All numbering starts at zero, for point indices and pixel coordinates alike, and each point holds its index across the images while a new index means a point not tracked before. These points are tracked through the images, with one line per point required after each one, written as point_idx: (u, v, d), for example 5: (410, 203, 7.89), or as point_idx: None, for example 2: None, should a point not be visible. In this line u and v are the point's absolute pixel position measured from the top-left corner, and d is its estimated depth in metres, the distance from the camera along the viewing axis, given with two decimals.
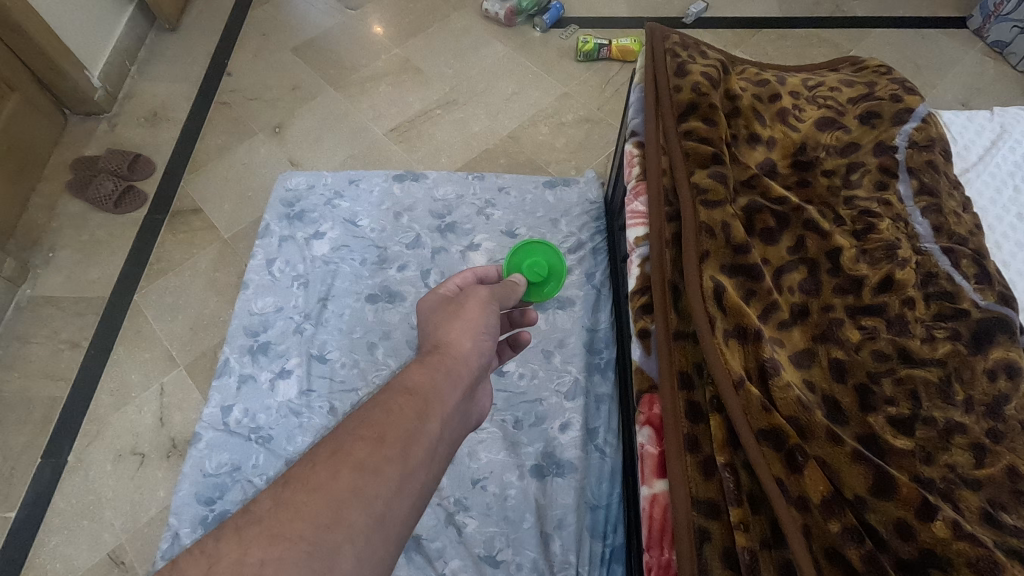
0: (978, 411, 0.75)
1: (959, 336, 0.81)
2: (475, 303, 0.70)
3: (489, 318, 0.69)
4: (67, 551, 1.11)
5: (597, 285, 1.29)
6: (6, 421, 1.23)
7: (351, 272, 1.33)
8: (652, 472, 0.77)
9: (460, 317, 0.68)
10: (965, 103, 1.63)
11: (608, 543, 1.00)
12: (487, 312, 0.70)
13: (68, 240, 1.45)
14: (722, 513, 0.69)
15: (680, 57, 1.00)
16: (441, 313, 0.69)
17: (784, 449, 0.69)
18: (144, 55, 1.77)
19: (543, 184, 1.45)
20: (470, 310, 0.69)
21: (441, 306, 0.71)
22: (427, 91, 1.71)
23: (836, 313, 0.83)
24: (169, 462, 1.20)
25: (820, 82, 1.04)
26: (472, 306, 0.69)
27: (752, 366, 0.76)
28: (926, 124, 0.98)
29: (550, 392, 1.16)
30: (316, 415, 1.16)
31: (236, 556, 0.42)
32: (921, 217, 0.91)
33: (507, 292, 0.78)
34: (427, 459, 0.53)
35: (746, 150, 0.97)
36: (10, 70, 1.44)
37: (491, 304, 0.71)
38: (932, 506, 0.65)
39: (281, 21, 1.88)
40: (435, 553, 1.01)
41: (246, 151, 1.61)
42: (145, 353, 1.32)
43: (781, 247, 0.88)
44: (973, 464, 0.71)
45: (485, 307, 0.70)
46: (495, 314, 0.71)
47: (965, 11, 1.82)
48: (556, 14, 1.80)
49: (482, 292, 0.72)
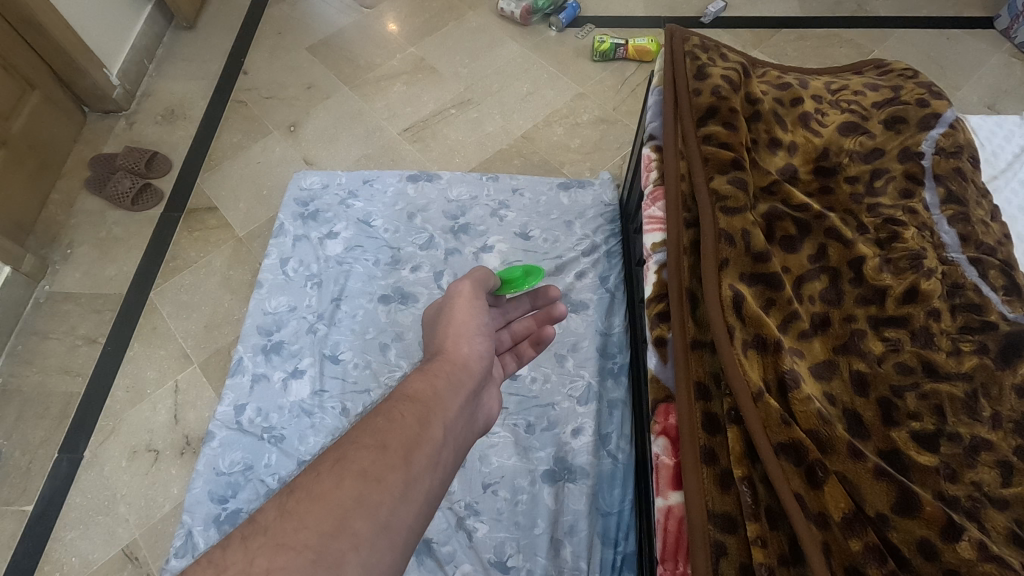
0: (1006, 428, 0.73)
1: (986, 350, 0.79)
2: (463, 304, 0.70)
3: (480, 318, 0.70)
4: (82, 545, 1.12)
5: (611, 288, 1.27)
6: (26, 416, 1.25)
7: (364, 272, 1.33)
8: (667, 483, 0.75)
9: (453, 321, 0.69)
10: (990, 105, 1.59)
11: (619, 550, 1.00)
12: (476, 310, 0.70)
13: (86, 236, 1.46)
14: (739, 529, 0.67)
15: (699, 60, 0.99)
16: (435, 324, 0.70)
17: (804, 465, 0.68)
18: (162, 53, 1.78)
19: (557, 186, 1.44)
20: (461, 312, 0.69)
21: (435, 316, 0.72)
22: (442, 91, 1.71)
23: (858, 323, 0.81)
24: (183, 460, 1.21)
25: (843, 87, 1.02)
26: (462, 310, 0.70)
27: (771, 378, 0.74)
28: (954, 129, 0.95)
29: (562, 396, 1.15)
30: (328, 416, 1.16)
31: (242, 566, 0.42)
32: (947, 226, 0.90)
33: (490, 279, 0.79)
34: (432, 464, 0.53)
35: (767, 156, 0.94)
36: (31, 69, 1.46)
37: (480, 302, 0.72)
38: (958, 527, 0.64)
39: (296, 20, 1.88)
40: (445, 557, 1.00)
41: (261, 150, 1.62)
42: (160, 350, 1.33)
43: (802, 255, 0.86)
44: (1000, 483, 0.70)
45: (473, 306, 0.71)
46: (484, 311, 0.71)
47: (992, 11, 1.78)
48: (572, 13, 1.79)
49: (468, 290, 0.71)
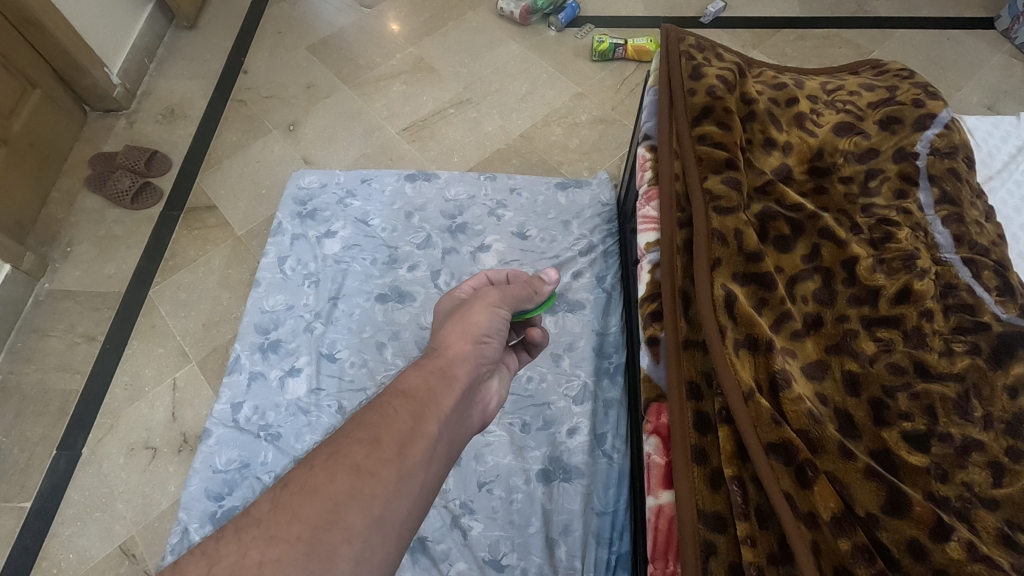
0: (997, 428, 0.73)
1: (978, 351, 0.79)
2: (483, 306, 0.71)
3: (496, 325, 0.70)
4: (80, 542, 1.13)
5: (608, 288, 1.27)
6: (25, 412, 1.25)
7: (362, 271, 1.33)
8: (658, 482, 0.76)
9: (464, 321, 0.69)
10: (990, 106, 1.58)
11: (613, 550, 0.99)
12: (494, 316, 0.71)
13: (87, 234, 1.47)
14: (729, 527, 0.67)
15: (695, 60, 0.99)
16: (450, 317, 0.71)
17: (794, 464, 0.68)
18: (163, 53, 1.78)
19: (555, 186, 1.45)
20: (476, 313, 0.70)
21: (452, 310, 0.72)
22: (441, 90, 1.71)
23: (851, 323, 0.81)
24: (180, 457, 1.21)
25: (839, 87, 1.02)
26: (478, 311, 0.70)
27: (763, 377, 0.74)
28: (948, 130, 0.95)
29: (558, 396, 1.15)
30: (325, 414, 1.16)
31: (235, 558, 0.43)
32: (941, 227, 0.90)
33: (527, 296, 0.78)
34: (426, 459, 0.53)
35: (761, 156, 0.94)
36: (33, 68, 1.47)
37: (501, 309, 0.72)
38: (947, 526, 0.64)
39: (296, 20, 1.89)
40: (440, 555, 1.00)
41: (260, 149, 1.62)
42: (158, 348, 1.33)
43: (795, 256, 0.86)
44: (991, 483, 0.70)
45: (493, 312, 0.71)
46: (503, 321, 0.72)
47: (992, 11, 1.77)
48: (571, 13, 1.79)
49: (495, 295, 0.73)
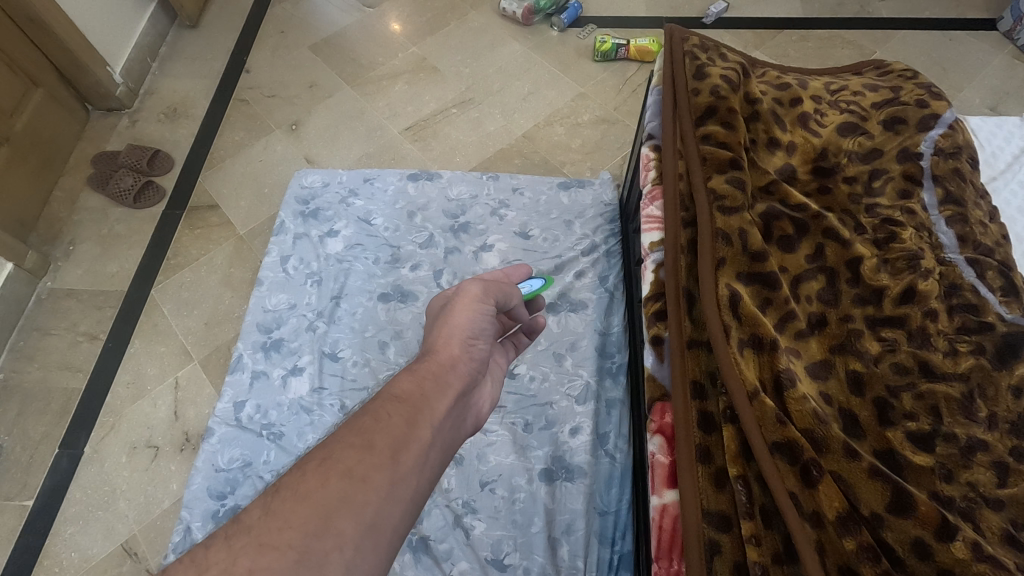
0: (1001, 428, 0.74)
1: (983, 350, 0.79)
2: (465, 304, 0.69)
3: (478, 322, 0.68)
4: (82, 541, 1.13)
5: (611, 288, 1.27)
6: (27, 411, 1.25)
7: (364, 271, 1.33)
8: (662, 481, 0.76)
9: (450, 322, 0.67)
10: (993, 107, 1.59)
11: (616, 549, 0.99)
12: (475, 314, 0.68)
13: (89, 233, 1.47)
14: (734, 527, 0.67)
15: (699, 59, 0.99)
16: (436, 319, 0.70)
17: (799, 464, 0.68)
18: (165, 51, 1.79)
19: (557, 185, 1.45)
20: (460, 313, 0.68)
21: (437, 311, 0.71)
22: (443, 90, 1.71)
23: (855, 323, 0.81)
24: (182, 456, 1.21)
25: (842, 87, 1.02)
26: (461, 309, 0.68)
27: (767, 377, 0.74)
28: (952, 130, 0.95)
29: (561, 396, 1.15)
30: (327, 413, 1.16)
31: (224, 566, 0.43)
32: (945, 227, 0.90)
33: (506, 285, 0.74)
34: (419, 464, 0.53)
35: (765, 156, 0.94)
36: (35, 66, 1.47)
37: (485, 303, 0.70)
38: (951, 526, 0.64)
39: (299, 19, 1.89)
40: (443, 555, 1.00)
41: (262, 148, 1.62)
42: (160, 347, 1.33)
43: (799, 255, 0.86)
44: (996, 483, 0.70)
45: (474, 309, 0.69)
46: (486, 316, 0.69)
47: (994, 12, 1.77)
48: (574, 13, 1.79)
49: (474, 290, 0.70)
